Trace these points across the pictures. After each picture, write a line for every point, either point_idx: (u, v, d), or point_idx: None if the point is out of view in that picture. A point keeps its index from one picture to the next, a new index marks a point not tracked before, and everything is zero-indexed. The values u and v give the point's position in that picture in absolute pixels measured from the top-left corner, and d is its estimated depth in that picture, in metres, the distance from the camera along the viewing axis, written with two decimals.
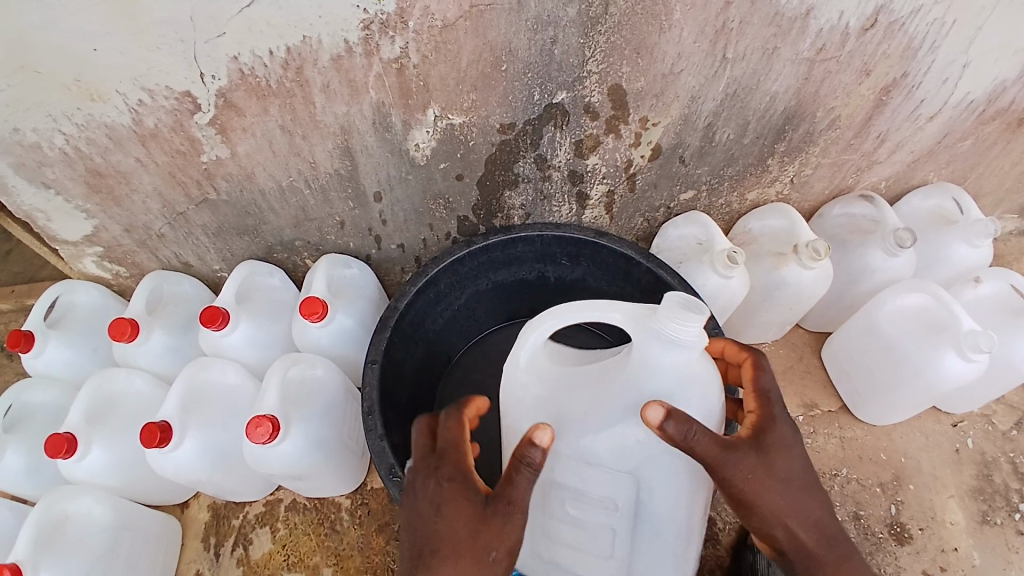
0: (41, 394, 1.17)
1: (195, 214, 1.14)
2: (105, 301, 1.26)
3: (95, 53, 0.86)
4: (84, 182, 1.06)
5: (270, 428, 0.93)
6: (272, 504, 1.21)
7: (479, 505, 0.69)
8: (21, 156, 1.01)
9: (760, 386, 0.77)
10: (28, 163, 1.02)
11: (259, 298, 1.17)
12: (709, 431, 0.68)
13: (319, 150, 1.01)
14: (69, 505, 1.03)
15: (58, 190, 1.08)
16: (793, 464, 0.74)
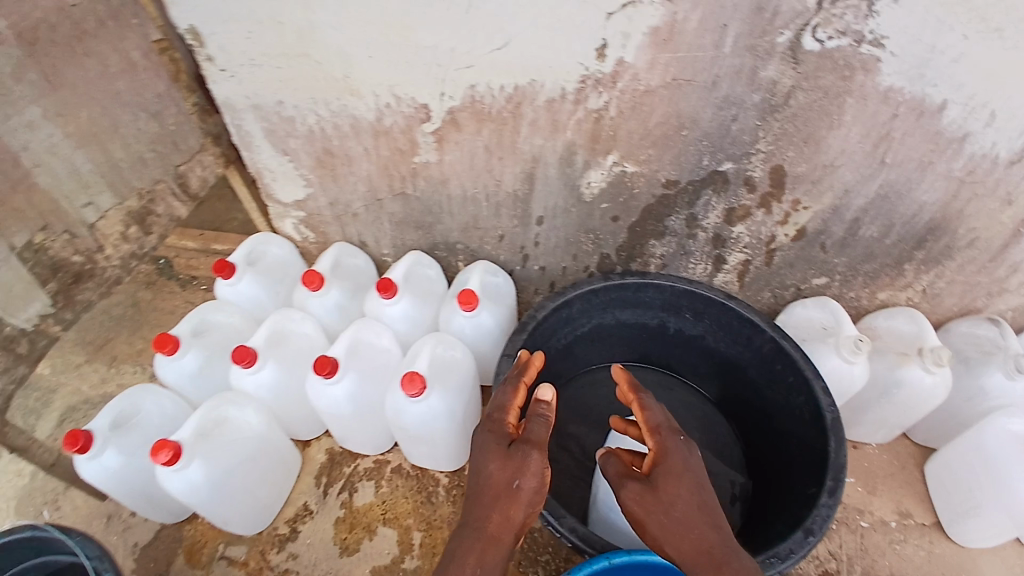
0: (224, 316, 1.34)
1: (389, 203, 1.37)
2: (290, 255, 1.49)
3: (366, 59, 1.10)
4: (315, 157, 1.31)
5: (420, 386, 1.09)
6: (380, 463, 1.38)
7: (506, 446, 0.85)
8: (274, 124, 1.26)
9: (649, 422, 0.88)
10: (278, 132, 1.27)
11: (421, 285, 1.37)
12: (615, 463, 0.89)
13: (509, 171, 1.22)
14: (226, 409, 1.19)
15: (293, 159, 1.33)
16: (686, 493, 0.81)
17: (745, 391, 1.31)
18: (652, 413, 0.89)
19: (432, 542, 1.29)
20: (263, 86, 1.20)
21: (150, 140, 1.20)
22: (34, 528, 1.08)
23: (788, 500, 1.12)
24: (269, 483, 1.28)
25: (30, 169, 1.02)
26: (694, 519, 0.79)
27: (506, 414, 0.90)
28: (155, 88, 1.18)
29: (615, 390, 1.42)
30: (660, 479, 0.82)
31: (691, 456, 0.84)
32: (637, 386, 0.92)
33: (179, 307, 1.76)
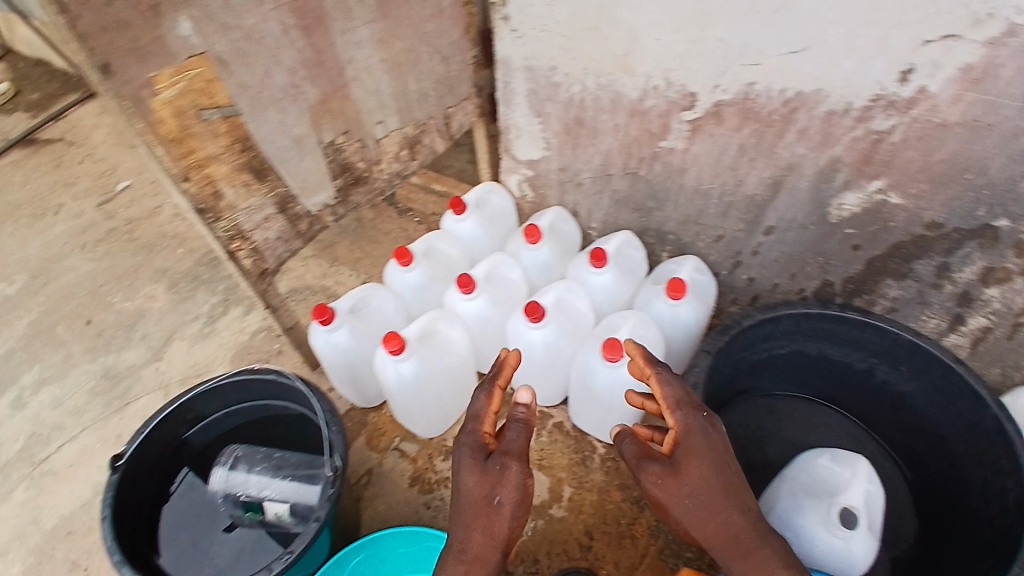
0: (447, 246, 1.51)
1: (617, 180, 1.44)
2: (509, 206, 1.63)
3: (655, 41, 1.17)
4: (564, 124, 1.41)
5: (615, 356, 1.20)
6: (544, 415, 1.52)
7: (484, 460, 0.94)
8: (539, 86, 1.37)
9: (668, 400, 0.97)
10: (540, 93, 1.38)
11: (627, 264, 1.44)
12: (636, 444, 0.97)
13: (755, 174, 1.24)
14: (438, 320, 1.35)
15: (543, 121, 1.43)
16: (704, 472, 0.92)
17: (942, 461, 1.27)
18: (670, 396, 0.97)
19: (580, 499, 1.40)
20: (543, 50, 1.30)
21: (433, 80, 1.36)
22: (279, 373, 1.17)
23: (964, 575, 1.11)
24: (452, 394, 1.43)
25: (350, 81, 1.18)
26: (716, 501, 0.91)
27: (482, 424, 0.98)
28: (450, 36, 1.33)
29: (795, 420, 1.47)
30: (682, 466, 0.93)
31: (709, 436, 0.94)
32: (655, 365, 1.02)
33: (393, 230, 2.00)
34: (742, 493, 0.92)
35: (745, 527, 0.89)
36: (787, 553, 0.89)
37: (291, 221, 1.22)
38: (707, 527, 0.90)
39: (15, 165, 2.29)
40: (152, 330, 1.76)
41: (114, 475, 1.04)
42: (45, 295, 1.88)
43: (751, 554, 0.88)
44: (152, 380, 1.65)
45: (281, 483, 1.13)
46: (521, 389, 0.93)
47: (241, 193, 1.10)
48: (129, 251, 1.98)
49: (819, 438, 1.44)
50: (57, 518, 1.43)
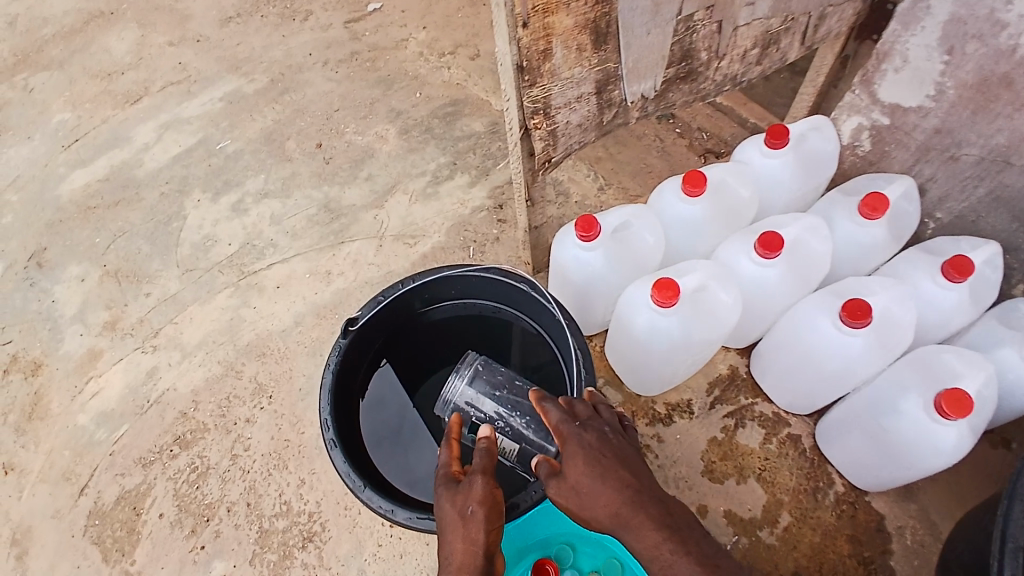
0: (742, 185, 1.20)
1: (1015, 174, 1.16)
2: (828, 158, 1.29)
3: None
4: (983, 78, 1.12)
5: (962, 413, 0.93)
6: (779, 419, 1.26)
7: (453, 483, 0.83)
8: (976, 17, 1.08)
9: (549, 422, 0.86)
10: (969, 27, 1.10)
11: (980, 286, 1.14)
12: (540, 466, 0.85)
13: None
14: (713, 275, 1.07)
15: (951, 62, 1.15)
16: (585, 464, 0.80)
17: None
18: (553, 415, 0.86)
19: (798, 533, 1.18)
20: None
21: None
22: (533, 286, 1.01)
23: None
24: (688, 363, 1.17)
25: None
26: (602, 491, 0.77)
27: (449, 466, 0.86)
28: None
29: None
30: (569, 473, 0.81)
31: (584, 435, 0.82)
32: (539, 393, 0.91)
33: (646, 136, 1.69)
34: (627, 467, 0.80)
35: (627, 497, 0.76)
36: (674, 517, 0.76)
37: (600, 107, 1.02)
38: (604, 523, 0.78)
39: None
40: (377, 173, 1.69)
41: (343, 339, 0.95)
42: (282, 104, 1.85)
43: (641, 526, 0.75)
44: (370, 226, 1.58)
45: (516, 421, 0.97)
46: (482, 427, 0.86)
47: (569, 58, 0.91)
48: (367, 82, 1.89)
49: None
50: (253, 336, 1.39)
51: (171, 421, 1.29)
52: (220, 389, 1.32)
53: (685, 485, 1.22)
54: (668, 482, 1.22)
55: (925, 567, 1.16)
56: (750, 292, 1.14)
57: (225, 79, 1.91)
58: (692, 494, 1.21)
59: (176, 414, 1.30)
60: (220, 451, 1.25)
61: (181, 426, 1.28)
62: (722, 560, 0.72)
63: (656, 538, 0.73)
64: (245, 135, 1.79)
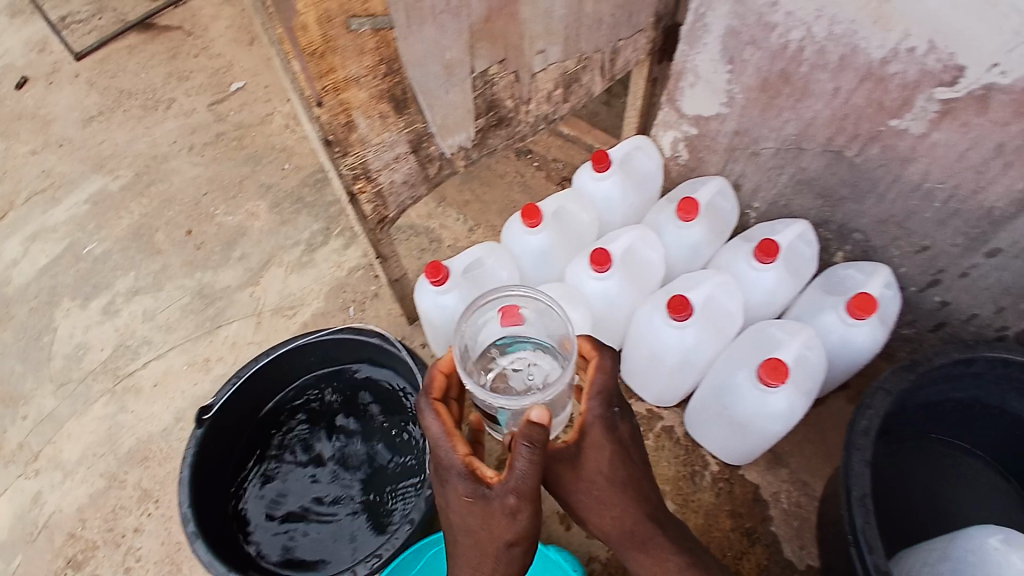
0: (579, 209, 1.31)
1: (809, 157, 1.17)
2: (654, 172, 1.39)
3: None
4: (763, 78, 1.12)
5: (779, 377, 1.02)
6: (652, 416, 1.37)
7: (483, 492, 0.78)
8: (744, 25, 1.08)
9: (586, 416, 0.86)
10: (742, 35, 1.10)
11: (795, 260, 1.18)
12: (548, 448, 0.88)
13: (1002, 182, 0.97)
14: None
15: (734, 71, 1.16)
16: (612, 462, 0.87)
17: None
18: (602, 380, 0.85)
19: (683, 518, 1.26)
20: None
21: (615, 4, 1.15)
22: (382, 338, 1.08)
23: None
24: None
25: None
26: (616, 496, 0.89)
27: (460, 454, 0.79)
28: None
29: (929, 473, 1.24)
30: (589, 459, 0.87)
31: (619, 429, 0.87)
32: (598, 349, 0.86)
33: (507, 172, 1.81)
34: (643, 473, 0.91)
35: (644, 510, 0.90)
36: (665, 521, 0.92)
37: (421, 163, 1.09)
38: (614, 526, 0.91)
39: (132, 51, 2.17)
40: (249, 251, 1.70)
41: (199, 429, 1.03)
42: (149, 196, 1.84)
43: (649, 540, 0.90)
44: (247, 305, 1.59)
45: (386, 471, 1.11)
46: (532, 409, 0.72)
47: (375, 126, 0.98)
48: (235, 161, 1.91)
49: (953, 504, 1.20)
50: (134, 441, 1.37)
51: (59, 546, 1.26)
52: (105, 502, 1.30)
53: None
54: None
55: (802, 523, 1.25)
56: (601, 308, 1.22)
57: (91, 179, 1.89)
58: None
59: (65, 535, 1.28)
60: (112, 566, 1.23)
61: (70, 547, 1.26)
62: (697, 548, 0.94)
63: (665, 556, 0.90)
64: (113, 234, 1.77)
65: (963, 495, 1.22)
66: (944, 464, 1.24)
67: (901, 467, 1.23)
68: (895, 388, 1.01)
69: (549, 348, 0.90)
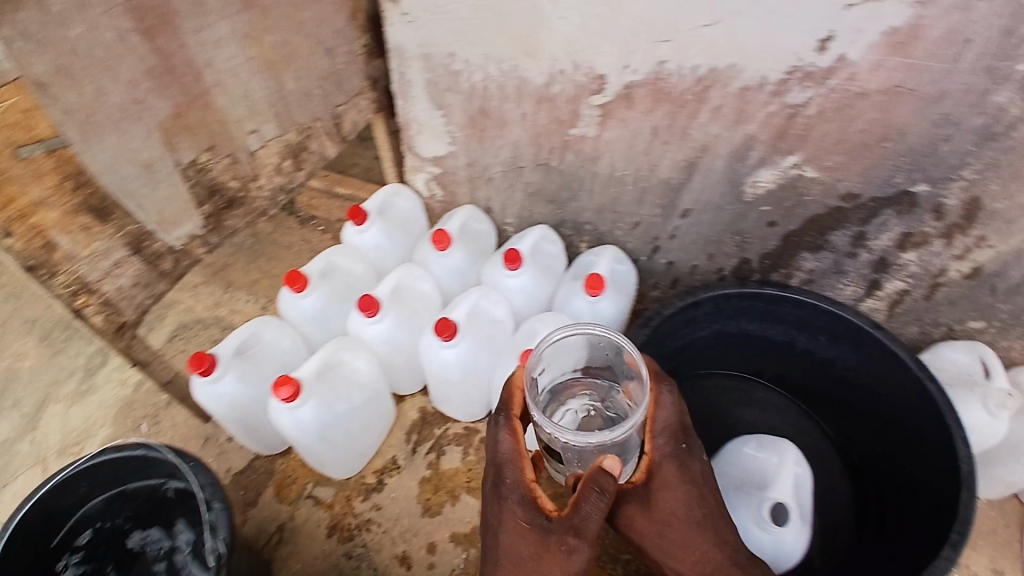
0: (349, 261, 1.30)
1: (529, 172, 1.27)
2: (417, 211, 1.42)
3: (558, 20, 0.97)
4: (468, 115, 1.21)
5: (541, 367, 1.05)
6: (470, 430, 1.37)
7: (541, 527, 0.80)
8: (438, 77, 1.17)
9: (654, 454, 0.86)
10: (440, 84, 1.18)
11: (543, 260, 1.31)
12: (631, 503, 0.88)
13: (668, 157, 1.10)
14: (344, 354, 1.14)
15: (446, 114, 1.24)
16: (681, 500, 0.85)
17: (867, 418, 1.25)
18: (668, 415, 0.85)
19: None
20: (439, 35, 1.09)
21: (319, 75, 1.18)
22: (147, 447, 1.01)
23: (929, 550, 1.00)
24: (367, 435, 1.25)
25: (210, 88, 1.00)
26: (694, 537, 0.85)
27: (542, 498, 0.83)
28: (333, 24, 1.15)
29: (719, 400, 1.37)
30: (661, 495, 0.85)
31: (690, 467, 0.85)
32: (660, 384, 0.86)
33: (293, 243, 1.79)
34: (722, 526, 0.85)
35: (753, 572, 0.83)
36: None
37: (149, 262, 1.07)
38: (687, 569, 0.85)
39: None
40: (22, 395, 1.53)
41: None
42: None
43: None
44: (30, 455, 1.44)
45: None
46: (607, 458, 0.78)
47: (80, 240, 0.95)
48: None
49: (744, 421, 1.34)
50: None
51: None
52: None
53: (410, 535, 1.25)
54: (396, 540, 1.25)
55: None
56: (386, 353, 1.22)
57: None
58: (419, 538, 1.25)
59: None
60: None
61: None
62: None
63: None
64: None
65: (750, 413, 1.36)
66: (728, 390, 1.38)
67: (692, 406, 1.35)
68: (635, 343, 1.13)
69: (611, 402, 0.94)
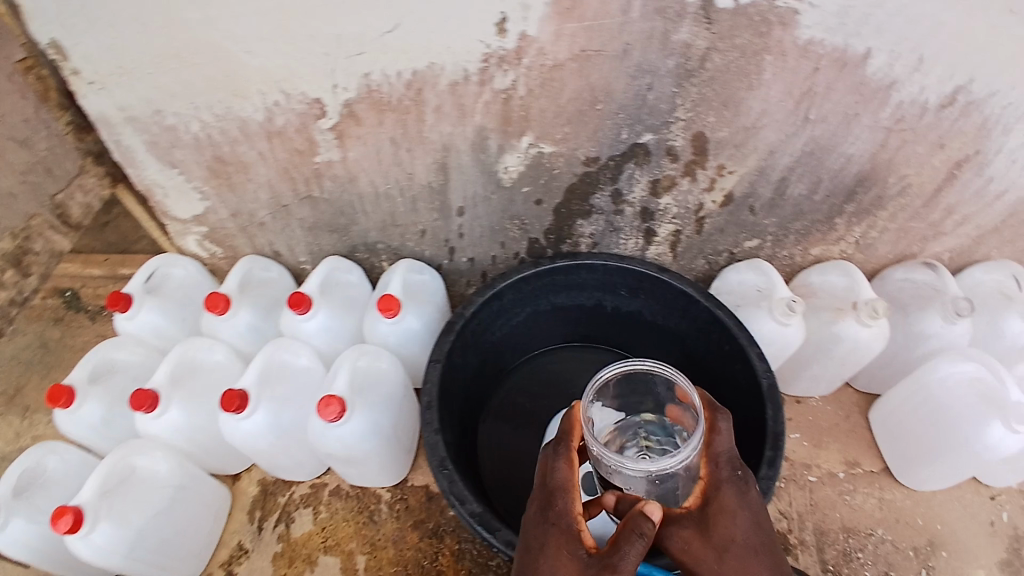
0: (126, 355, 1.26)
1: (296, 208, 1.21)
2: (199, 277, 1.36)
3: (246, 55, 0.96)
4: (208, 166, 1.15)
5: (338, 409, 1.03)
6: (317, 486, 1.32)
7: (581, 560, 0.69)
8: (156, 135, 1.10)
9: (715, 476, 0.76)
10: (162, 143, 1.11)
11: (338, 292, 1.26)
12: (682, 532, 0.73)
13: (419, 163, 1.09)
14: (136, 458, 1.14)
15: (183, 170, 1.17)
16: (743, 527, 0.71)
17: (681, 356, 1.30)
18: (727, 441, 0.78)
19: (375, 562, 1.24)
20: (143, 95, 1.04)
21: (17, 170, 1.35)
22: None
23: (754, 459, 1.07)
24: (201, 527, 1.23)
25: None
26: (753, 566, 0.69)
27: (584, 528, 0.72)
28: (20, 112, 1.33)
29: (559, 375, 1.38)
30: (717, 522, 0.72)
31: (749, 492, 0.73)
32: (716, 411, 0.81)
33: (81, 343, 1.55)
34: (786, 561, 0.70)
35: None
36: None
37: None
38: None
39: None
40: None
41: None
42: None
43: None
44: None
45: None
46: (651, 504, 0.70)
47: None
48: None
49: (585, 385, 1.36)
50: None
51: None
52: None
53: None
54: None
55: None
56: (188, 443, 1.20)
57: None
58: None
59: None
60: None
61: None
62: None
63: None
64: None
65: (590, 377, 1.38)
66: (566, 362, 1.40)
67: (534, 390, 1.36)
68: (443, 354, 1.12)
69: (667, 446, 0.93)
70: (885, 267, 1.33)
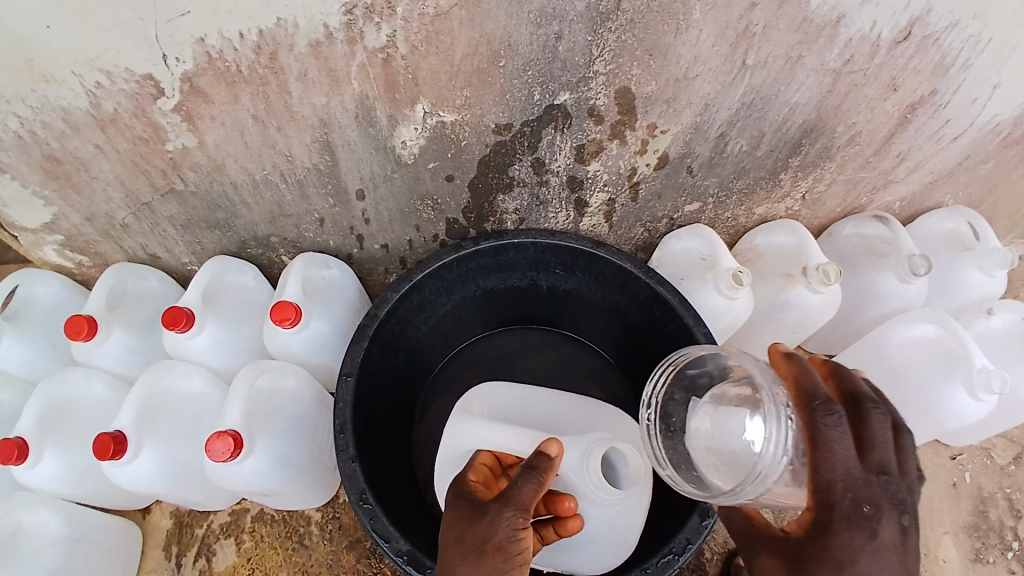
0: None
1: (161, 205, 1.03)
2: (65, 293, 1.16)
3: (47, 31, 0.76)
4: (39, 167, 0.95)
5: (231, 445, 0.87)
6: (238, 514, 1.18)
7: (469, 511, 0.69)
8: None
9: (824, 508, 0.58)
10: None
11: (226, 298, 1.09)
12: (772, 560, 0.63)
13: (296, 143, 0.92)
14: (24, 513, 1.01)
15: (13, 174, 0.96)
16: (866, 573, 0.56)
17: (623, 334, 1.18)
18: (845, 454, 0.58)
19: None
20: None
21: None
22: None
23: None
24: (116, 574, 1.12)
25: None
26: None
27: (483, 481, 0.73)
28: None
29: (496, 363, 1.24)
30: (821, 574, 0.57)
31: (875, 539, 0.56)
32: (827, 412, 0.58)
33: None
34: None
35: None
36: None
37: None
38: None
39: None
40: None
41: None
42: None
43: None
44: None
45: None
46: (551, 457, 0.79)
47: None
48: None
49: (526, 369, 1.24)
50: None
51: None
52: None
53: None
54: None
55: None
56: (81, 490, 1.05)
57: None
58: None
59: None
60: None
61: None
62: None
63: None
64: None
65: (530, 362, 1.25)
66: (504, 348, 1.26)
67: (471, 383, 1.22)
68: (355, 366, 0.94)
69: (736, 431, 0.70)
70: (835, 221, 1.24)
